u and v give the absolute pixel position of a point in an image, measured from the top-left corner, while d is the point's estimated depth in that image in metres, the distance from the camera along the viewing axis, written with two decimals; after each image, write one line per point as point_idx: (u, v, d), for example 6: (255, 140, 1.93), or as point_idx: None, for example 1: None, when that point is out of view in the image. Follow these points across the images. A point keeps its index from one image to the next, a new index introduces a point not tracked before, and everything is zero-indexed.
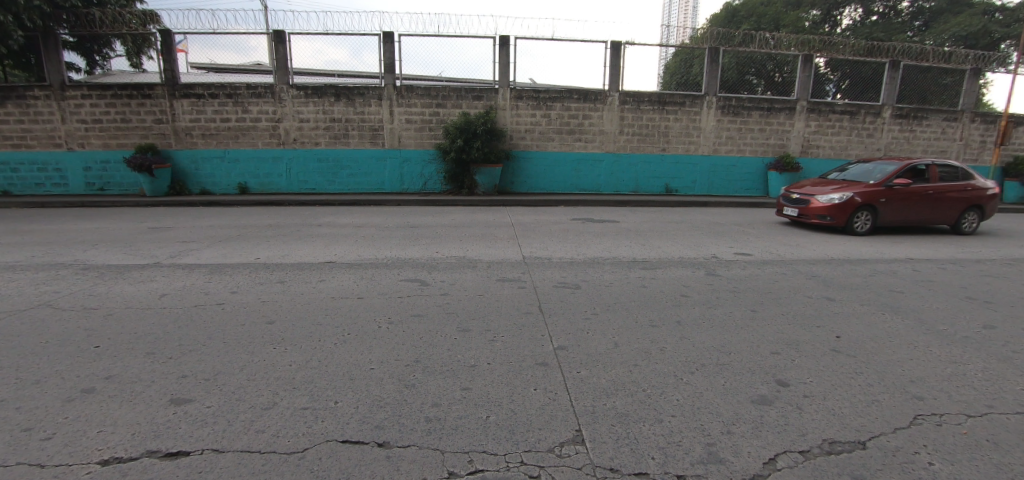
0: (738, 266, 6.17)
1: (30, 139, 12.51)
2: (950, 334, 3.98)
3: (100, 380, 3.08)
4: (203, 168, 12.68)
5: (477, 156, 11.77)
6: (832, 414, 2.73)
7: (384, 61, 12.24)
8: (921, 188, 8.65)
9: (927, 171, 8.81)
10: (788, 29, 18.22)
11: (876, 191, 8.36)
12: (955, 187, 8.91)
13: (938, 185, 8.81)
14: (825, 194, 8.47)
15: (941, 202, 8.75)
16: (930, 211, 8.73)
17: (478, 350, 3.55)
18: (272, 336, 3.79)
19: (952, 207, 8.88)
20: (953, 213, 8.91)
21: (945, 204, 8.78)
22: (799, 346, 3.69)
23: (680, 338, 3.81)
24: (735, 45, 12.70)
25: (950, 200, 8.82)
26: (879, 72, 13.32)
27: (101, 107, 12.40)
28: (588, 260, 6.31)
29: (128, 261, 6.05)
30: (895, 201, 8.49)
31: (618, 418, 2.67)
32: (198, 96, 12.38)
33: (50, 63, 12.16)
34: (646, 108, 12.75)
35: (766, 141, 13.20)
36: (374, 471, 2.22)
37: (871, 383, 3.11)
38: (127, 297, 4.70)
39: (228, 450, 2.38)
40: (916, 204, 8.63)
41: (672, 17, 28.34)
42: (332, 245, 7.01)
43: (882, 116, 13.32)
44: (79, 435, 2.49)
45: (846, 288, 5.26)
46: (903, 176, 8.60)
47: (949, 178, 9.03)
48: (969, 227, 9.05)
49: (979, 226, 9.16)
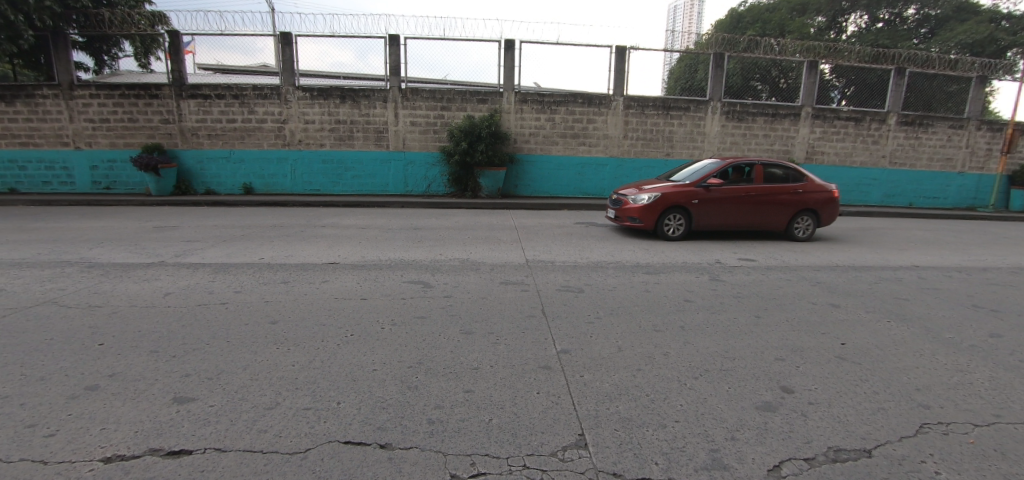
0: (742, 272, 6.14)
1: (39, 138, 12.60)
2: (956, 342, 3.95)
3: (104, 377, 3.09)
4: (209, 168, 12.75)
5: (481, 159, 11.79)
6: (838, 421, 2.70)
7: (389, 64, 12.29)
8: (745, 188, 8.05)
9: (755, 171, 8.19)
10: (793, 35, 18.23)
11: (687, 193, 7.86)
12: (785, 189, 8.26)
13: (763, 186, 8.16)
14: (636, 195, 8.01)
15: (766, 204, 8.11)
16: (755, 214, 8.11)
17: (481, 353, 3.54)
18: (275, 336, 3.79)
19: (782, 209, 8.23)
20: (778, 217, 8.27)
21: (767, 207, 8.13)
22: (804, 352, 3.67)
23: (684, 343, 3.80)
24: (740, 50, 12.70)
25: (778, 203, 8.17)
26: (885, 79, 13.29)
27: (109, 107, 12.49)
28: (592, 264, 6.30)
29: (133, 259, 6.07)
30: (713, 203, 7.95)
31: (621, 422, 2.66)
32: (205, 96, 12.46)
33: (59, 62, 12.27)
34: (650, 113, 12.75)
35: (771, 146, 13.17)
36: (376, 472, 2.21)
37: (876, 390, 3.08)
38: (131, 295, 4.71)
39: (230, 449, 2.38)
40: (737, 207, 8.03)
41: (676, 22, 28.37)
42: (336, 246, 7.02)
43: (887, 123, 13.29)
44: (83, 432, 2.50)
45: (851, 295, 5.23)
46: (721, 176, 8.06)
47: (793, 179, 8.38)
48: (802, 232, 8.37)
49: (816, 232, 8.46)
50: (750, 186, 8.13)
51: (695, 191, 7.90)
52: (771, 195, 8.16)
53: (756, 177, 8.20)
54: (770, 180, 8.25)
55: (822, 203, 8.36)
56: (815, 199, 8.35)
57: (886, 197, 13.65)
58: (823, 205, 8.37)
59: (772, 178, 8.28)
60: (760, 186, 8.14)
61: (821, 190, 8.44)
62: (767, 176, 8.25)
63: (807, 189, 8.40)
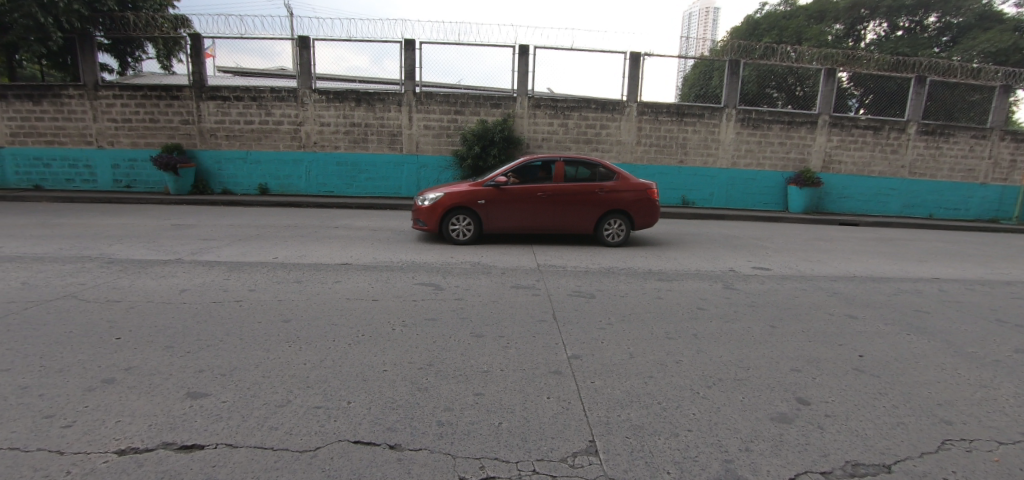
0: (756, 280, 6.05)
1: (63, 136, 12.93)
2: (979, 357, 3.83)
3: (120, 371, 3.13)
4: (226, 168, 12.96)
5: (493, 163, 11.81)
6: (856, 435, 2.63)
7: (404, 68, 12.40)
8: (532, 187, 7.42)
9: (555, 169, 7.54)
10: (811, 42, 18.06)
11: (474, 193, 7.26)
12: (586, 187, 7.56)
13: (562, 185, 7.50)
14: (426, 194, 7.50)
15: (565, 204, 7.47)
16: (546, 215, 7.48)
17: (491, 356, 3.53)
18: (287, 335, 3.82)
19: (587, 211, 7.56)
20: (587, 218, 7.61)
21: (565, 208, 7.49)
22: (821, 364, 3.59)
23: (698, 351, 3.74)
24: (755, 58, 12.60)
25: (578, 203, 7.51)
26: (905, 88, 13.06)
27: (131, 108, 12.78)
28: (603, 270, 6.26)
29: (151, 256, 6.18)
30: (506, 205, 7.37)
31: (632, 430, 2.62)
32: (224, 98, 12.68)
33: (85, 64, 12.60)
34: (664, 119, 12.69)
35: (786, 155, 13.01)
36: (385, 473, 2.20)
37: (896, 405, 3.00)
38: (148, 291, 4.78)
39: (241, 445, 2.39)
40: (535, 209, 7.42)
41: (691, 29, 28.25)
42: (349, 247, 7.06)
43: (907, 133, 13.05)
44: (98, 424, 2.53)
45: (869, 306, 5.12)
46: (518, 174, 7.49)
47: (600, 178, 7.65)
48: (611, 236, 7.70)
49: (627, 236, 7.77)
50: (546, 185, 7.47)
51: (480, 190, 7.31)
52: (573, 195, 7.49)
53: (556, 175, 7.54)
54: (571, 179, 7.58)
55: (634, 204, 7.66)
56: (626, 198, 7.65)
57: (905, 207, 13.38)
58: (621, 206, 7.66)
59: (573, 176, 7.60)
60: (558, 185, 7.48)
61: (638, 189, 7.71)
62: (568, 176, 7.57)
63: (618, 188, 7.67)
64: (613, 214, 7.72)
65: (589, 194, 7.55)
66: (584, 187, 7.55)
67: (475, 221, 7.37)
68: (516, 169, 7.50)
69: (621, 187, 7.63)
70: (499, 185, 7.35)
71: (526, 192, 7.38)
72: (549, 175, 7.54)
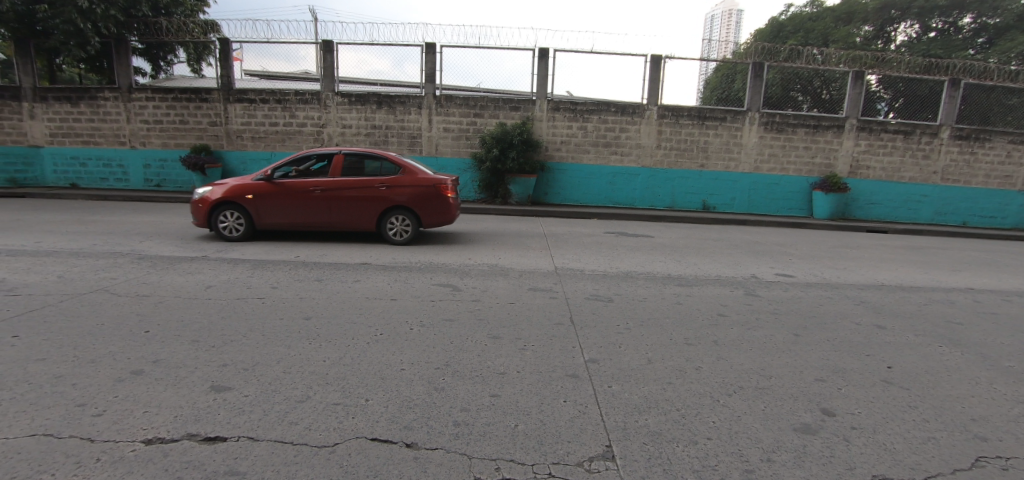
0: (779, 287, 5.92)
1: (99, 137, 13.43)
2: (1016, 371, 3.67)
3: (148, 363, 3.22)
4: (251, 169, 13.28)
5: (512, 166, 11.83)
6: (884, 449, 2.55)
7: (425, 71, 12.53)
8: (305, 181, 7.14)
9: (332, 161, 7.23)
10: (838, 44, 17.67)
11: (243, 187, 7.09)
12: (366, 182, 7.21)
13: (338, 179, 7.17)
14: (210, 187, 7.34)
15: (337, 199, 7.16)
16: (323, 212, 7.19)
17: (508, 358, 3.52)
18: (308, 332, 3.88)
19: (374, 208, 7.23)
20: (364, 215, 7.27)
21: (344, 202, 7.18)
22: (847, 374, 3.49)
23: (718, 358, 3.67)
24: (780, 60, 12.37)
25: (358, 199, 7.19)
26: (937, 90, 12.65)
27: (162, 109, 13.20)
28: (622, 274, 6.20)
29: (178, 253, 6.36)
30: (282, 199, 7.14)
31: (650, 436, 2.59)
32: (250, 101, 13.00)
33: (121, 67, 13.07)
34: (685, 123, 12.54)
35: (812, 159, 12.72)
36: (401, 470, 2.22)
37: (927, 419, 2.89)
38: (175, 287, 4.91)
39: (262, 439, 2.43)
40: (310, 204, 7.16)
41: (713, 31, 27.89)
42: (368, 247, 7.15)
43: (939, 137, 12.64)
44: (127, 413, 2.61)
45: (898, 316, 4.95)
46: (299, 168, 7.21)
47: (386, 173, 7.30)
48: (393, 234, 7.34)
49: (414, 235, 7.38)
50: (325, 180, 7.17)
51: (255, 184, 7.12)
52: (357, 189, 7.18)
53: (336, 168, 7.24)
54: (351, 173, 7.26)
55: (414, 199, 7.24)
56: (407, 194, 7.25)
57: (937, 214, 12.94)
58: (412, 203, 7.26)
59: (355, 169, 7.28)
60: (334, 179, 7.16)
61: (422, 184, 7.27)
62: (348, 170, 7.26)
63: (401, 184, 7.27)
64: (396, 210, 7.35)
65: (358, 188, 7.21)
66: (358, 181, 7.20)
67: (243, 216, 7.19)
68: (297, 162, 7.25)
69: (405, 182, 7.23)
70: (271, 179, 7.14)
71: (295, 186, 7.12)
72: (322, 169, 7.25)
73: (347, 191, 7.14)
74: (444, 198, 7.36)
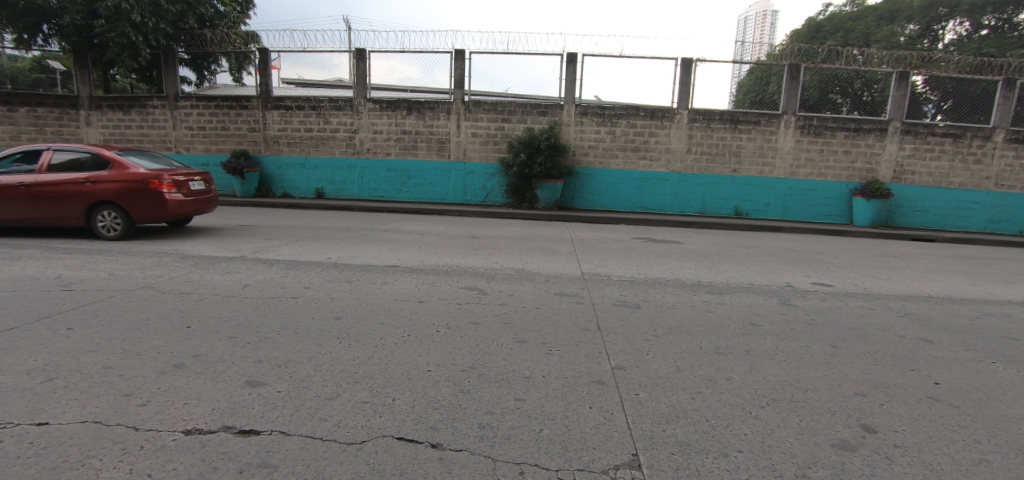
0: (816, 297, 5.71)
1: (147, 142, 14.18)
2: None
3: (188, 357, 3.37)
4: (287, 173, 13.74)
5: (539, 171, 11.83)
6: (930, 469, 2.42)
7: (454, 77, 12.70)
8: (13, 179, 7.24)
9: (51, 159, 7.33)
10: (881, 44, 17.00)
11: None
12: (71, 178, 7.24)
13: (43, 176, 7.23)
14: None
15: (39, 196, 7.20)
16: (22, 209, 7.26)
17: (533, 362, 3.52)
18: (338, 331, 3.97)
19: (75, 204, 7.23)
20: (64, 212, 7.29)
21: (60, 200, 7.21)
22: (889, 389, 3.33)
23: (751, 369, 3.56)
24: (818, 62, 12.01)
25: (67, 195, 7.21)
26: (990, 91, 11.98)
27: (205, 116, 13.82)
28: (650, 280, 6.10)
29: (218, 253, 6.63)
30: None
31: (678, 446, 2.53)
32: (287, 108, 13.46)
33: (168, 76, 13.75)
34: (717, 127, 12.28)
35: (852, 164, 12.24)
36: (427, 471, 2.24)
37: (979, 439, 2.72)
38: (214, 286, 5.11)
39: (293, 434, 2.50)
40: (19, 202, 7.24)
41: (747, 33, 27.28)
42: (397, 250, 7.28)
43: (992, 140, 11.96)
44: (169, 404, 2.73)
45: (946, 330, 4.69)
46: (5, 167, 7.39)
47: (90, 169, 7.30)
48: (102, 230, 7.32)
49: (126, 231, 7.34)
50: (32, 176, 7.26)
51: None
52: (57, 186, 7.20)
53: (41, 166, 7.35)
54: (59, 170, 7.31)
55: (125, 193, 7.18)
56: (110, 189, 7.19)
57: (990, 222, 12.20)
58: (121, 197, 7.20)
59: (58, 166, 7.36)
60: (51, 176, 7.23)
61: (130, 178, 7.21)
62: (55, 167, 7.33)
63: (110, 178, 7.25)
64: (107, 206, 7.32)
65: (70, 185, 7.22)
66: (70, 177, 7.24)
67: None
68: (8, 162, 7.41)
69: (110, 177, 7.20)
70: None
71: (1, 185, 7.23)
72: (35, 167, 7.34)
73: (54, 187, 7.18)
74: (160, 193, 7.28)
